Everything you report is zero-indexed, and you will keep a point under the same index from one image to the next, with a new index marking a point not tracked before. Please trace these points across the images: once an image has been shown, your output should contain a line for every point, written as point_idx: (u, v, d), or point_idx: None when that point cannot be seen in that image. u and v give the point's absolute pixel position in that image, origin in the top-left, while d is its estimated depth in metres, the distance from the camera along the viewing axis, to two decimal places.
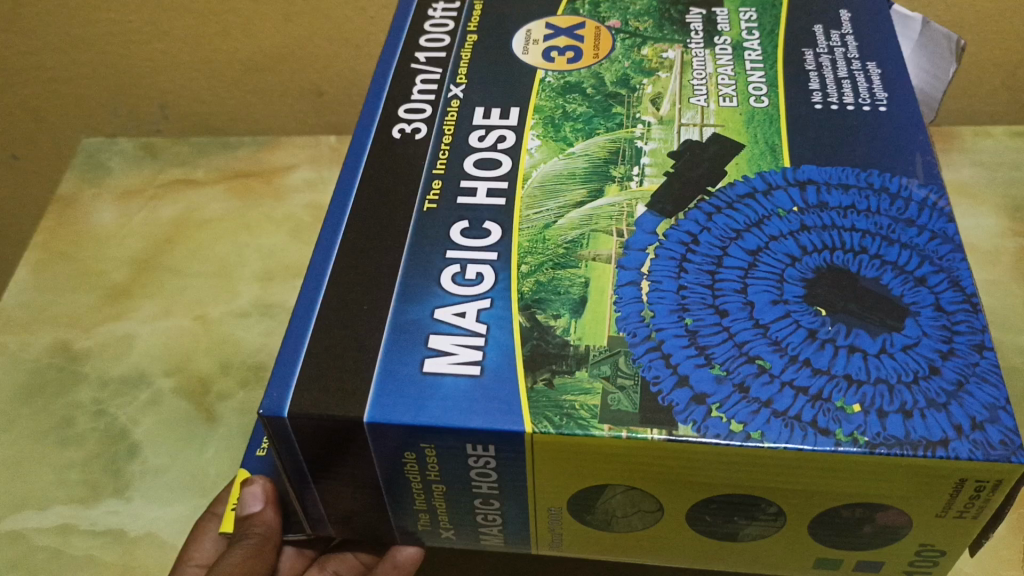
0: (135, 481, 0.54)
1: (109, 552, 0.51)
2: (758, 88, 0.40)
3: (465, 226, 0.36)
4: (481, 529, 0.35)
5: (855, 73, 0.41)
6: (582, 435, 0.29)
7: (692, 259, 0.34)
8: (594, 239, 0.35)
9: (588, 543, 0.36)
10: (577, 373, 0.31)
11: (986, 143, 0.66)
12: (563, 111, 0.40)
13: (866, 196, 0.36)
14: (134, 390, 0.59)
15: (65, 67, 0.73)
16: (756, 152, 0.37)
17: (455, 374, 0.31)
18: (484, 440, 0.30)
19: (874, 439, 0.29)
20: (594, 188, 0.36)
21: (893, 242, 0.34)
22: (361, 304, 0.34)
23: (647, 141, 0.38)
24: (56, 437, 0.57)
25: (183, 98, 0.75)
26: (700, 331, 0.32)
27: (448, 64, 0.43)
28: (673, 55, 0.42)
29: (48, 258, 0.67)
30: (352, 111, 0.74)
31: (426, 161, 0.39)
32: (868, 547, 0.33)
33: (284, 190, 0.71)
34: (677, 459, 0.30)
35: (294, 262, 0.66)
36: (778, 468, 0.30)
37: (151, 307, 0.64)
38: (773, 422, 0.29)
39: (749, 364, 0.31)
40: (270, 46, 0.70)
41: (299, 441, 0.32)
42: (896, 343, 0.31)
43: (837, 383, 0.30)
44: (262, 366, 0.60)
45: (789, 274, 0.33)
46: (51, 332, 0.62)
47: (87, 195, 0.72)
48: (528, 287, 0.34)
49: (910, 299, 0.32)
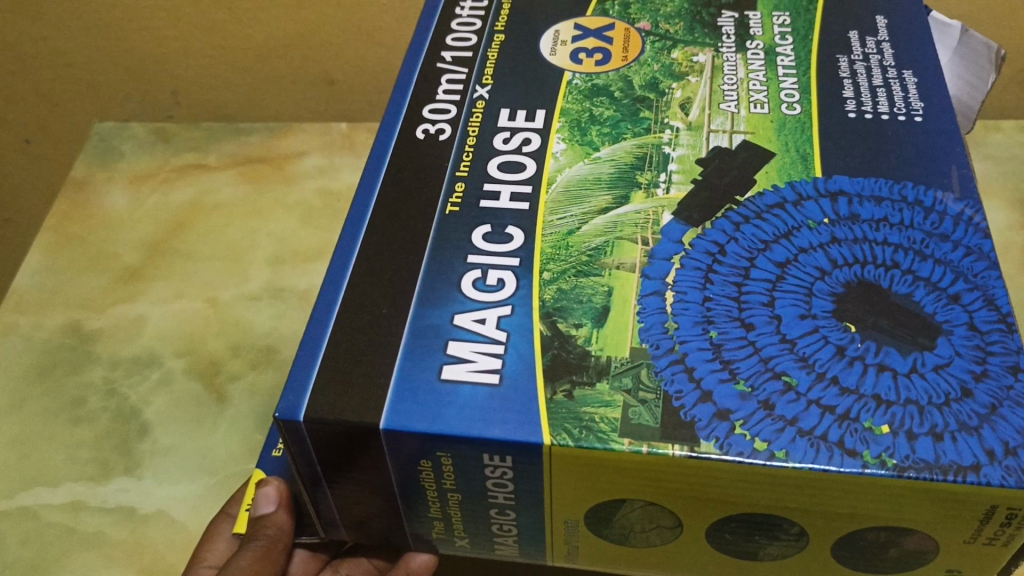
0: (146, 460, 0.54)
1: (120, 529, 0.51)
2: (790, 95, 0.39)
3: (487, 230, 0.35)
4: (496, 539, 0.35)
5: (891, 81, 0.40)
6: (602, 449, 0.29)
7: (718, 271, 0.33)
8: (618, 247, 0.34)
9: (605, 557, 0.35)
10: (597, 386, 0.30)
11: (996, 137, 0.64)
12: (589, 115, 0.39)
13: (900, 209, 0.35)
14: (145, 370, 0.58)
15: (79, 49, 0.72)
16: (787, 160, 0.37)
17: (474, 382, 0.31)
18: (502, 451, 0.30)
19: (903, 462, 0.28)
20: (620, 194, 0.36)
21: (926, 257, 0.33)
22: (381, 308, 0.33)
23: (675, 147, 0.37)
24: (68, 415, 0.56)
25: (197, 84, 0.74)
26: (724, 345, 0.31)
27: (474, 64, 0.42)
28: (703, 59, 0.42)
29: (61, 239, 0.67)
30: (364, 97, 0.73)
31: (450, 162, 0.38)
32: (895, 569, 0.33)
33: (296, 176, 0.70)
34: (698, 476, 0.29)
35: (305, 247, 0.66)
36: (802, 489, 0.29)
37: (163, 289, 0.63)
38: (798, 442, 0.29)
39: (775, 381, 0.30)
40: (284, 33, 0.70)
41: (314, 446, 0.31)
42: (928, 363, 0.30)
43: (865, 403, 0.29)
44: (272, 348, 0.59)
45: (818, 288, 0.32)
46: (63, 312, 0.62)
47: (100, 176, 0.71)
48: (549, 295, 0.33)
49: (943, 318, 0.32)
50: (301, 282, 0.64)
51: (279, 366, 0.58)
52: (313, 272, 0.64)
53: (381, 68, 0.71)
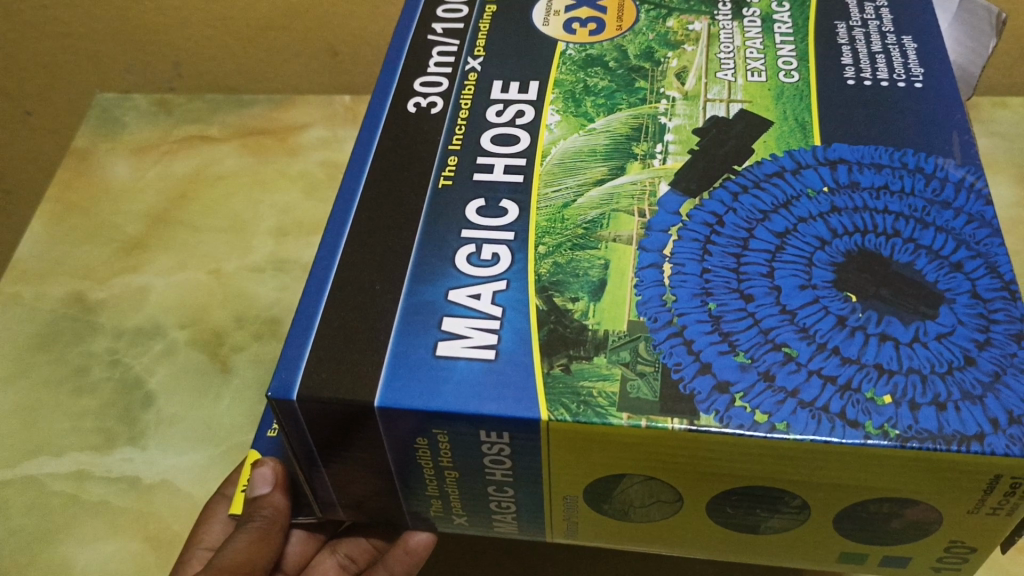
0: (150, 429, 0.54)
1: (125, 499, 0.51)
2: (787, 63, 0.39)
3: (481, 204, 0.35)
4: (495, 516, 0.35)
5: (890, 48, 0.39)
6: (599, 424, 0.29)
7: (716, 242, 0.33)
8: (614, 219, 0.34)
9: (606, 534, 0.35)
10: (595, 359, 0.30)
11: (1002, 114, 0.63)
12: (583, 86, 0.39)
13: (900, 176, 0.34)
14: (148, 341, 0.58)
15: (78, 19, 0.72)
16: (786, 129, 0.36)
17: (469, 358, 0.31)
18: (498, 427, 0.30)
19: (905, 433, 0.28)
20: (616, 166, 0.35)
21: (928, 224, 0.33)
22: (374, 284, 0.33)
23: (671, 117, 0.37)
24: (72, 385, 0.56)
25: (197, 55, 0.74)
26: (723, 317, 0.31)
27: (465, 36, 0.42)
28: (699, 27, 0.41)
29: (63, 210, 0.67)
30: (366, 70, 0.73)
31: (443, 136, 0.37)
32: (900, 541, 0.33)
33: (298, 147, 0.70)
34: (697, 450, 0.29)
35: (308, 219, 0.65)
36: (802, 460, 0.29)
37: (166, 260, 0.63)
38: (799, 413, 0.28)
39: (775, 352, 0.30)
40: (285, 3, 0.69)
41: (308, 424, 0.31)
42: (930, 332, 0.30)
43: (867, 373, 0.29)
44: (276, 320, 0.59)
45: (818, 258, 0.32)
46: (65, 283, 0.62)
47: (101, 147, 0.71)
48: (545, 269, 0.33)
49: (945, 286, 0.31)
50: (305, 254, 0.63)
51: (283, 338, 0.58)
52: (317, 245, 0.64)
53: (384, 41, 0.70)
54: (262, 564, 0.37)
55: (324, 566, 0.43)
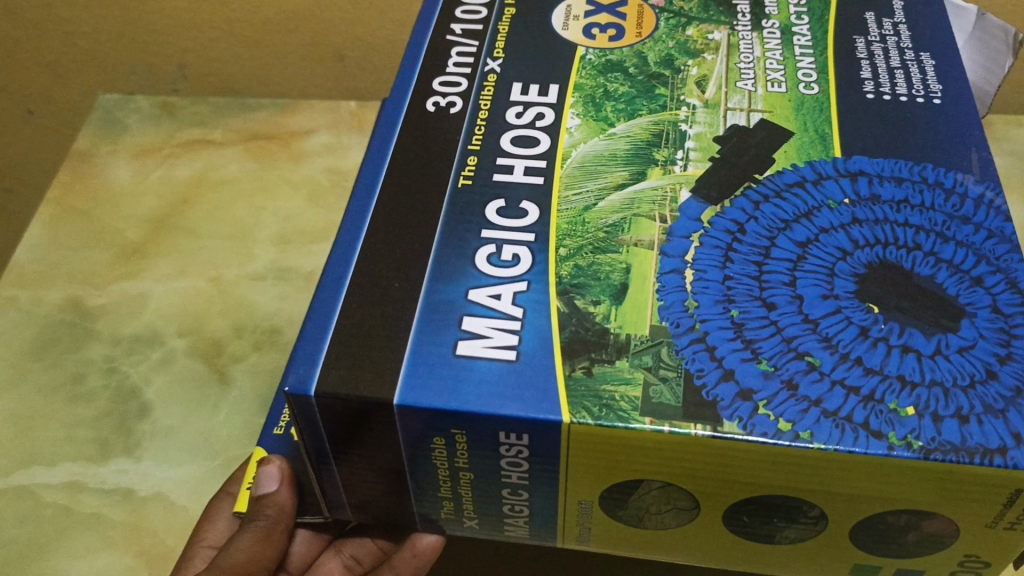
0: (146, 440, 0.53)
1: (118, 511, 0.51)
2: (807, 75, 0.39)
3: (501, 205, 0.35)
4: (507, 520, 0.35)
5: (908, 63, 0.39)
6: (622, 427, 0.28)
7: (738, 249, 0.33)
8: (635, 224, 0.34)
9: (615, 540, 0.35)
10: (618, 363, 0.30)
11: (1016, 133, 0.63)
12: (603, 90, 0.39)
13: (920, 190, 0.34)
14: (146, 349, 0.58)
15: (84, 19, 0.71)
16: (806, 140, 0.36)
17: (490, 358, 0.30)
18: (519, 428, 0.29)
19: (929, 444, 0.28)
20: (636, 170, 0.35)
21: (948, 239, 0.33)
22: (392, 282, 0.33)
23: (691, 125, 0.37)
24: (68, 393, 0.56)
25: (203, 58, 0.73)
26: (745, 324, 0.31)
27: (484, 37, 0.42)
28: (718, 37, 0.41)
29: (62, 213, 0.66)
30: (374, 75, 0.73)
31: (462, 135, 0.37)
32: (914, 554, 0.32)
33: (303, 153, 0.70)
34: (719, 456, 0.29)
35: (312, 227, 0.65)
36: (824, 470, 0.29)
37: (166, 266, 0.63)
38: (823, 422, 0.28)
39: (798, 361, 0.30)
40: (294, 9, 0.69)
41: (324, 420, 0.31)
42: (952, 345, 0.30)
43: (890, 385, 0.29)
44: (277, 330, 0.59)
45: (840, 268, 0.32)
46: (63, 288, 0.61)
47: (102, 150, 0.70)
48: (566, 271, 0.32)
49: (966, 300, 0.31)
50: (307, 262, 0.63)
51: (283, 349, 0.58)
52: (318, 253, 0.64)
53: (391, 47, 0.70)
54: (267, 564, 0.37)
55: (329, 566, 0.44)
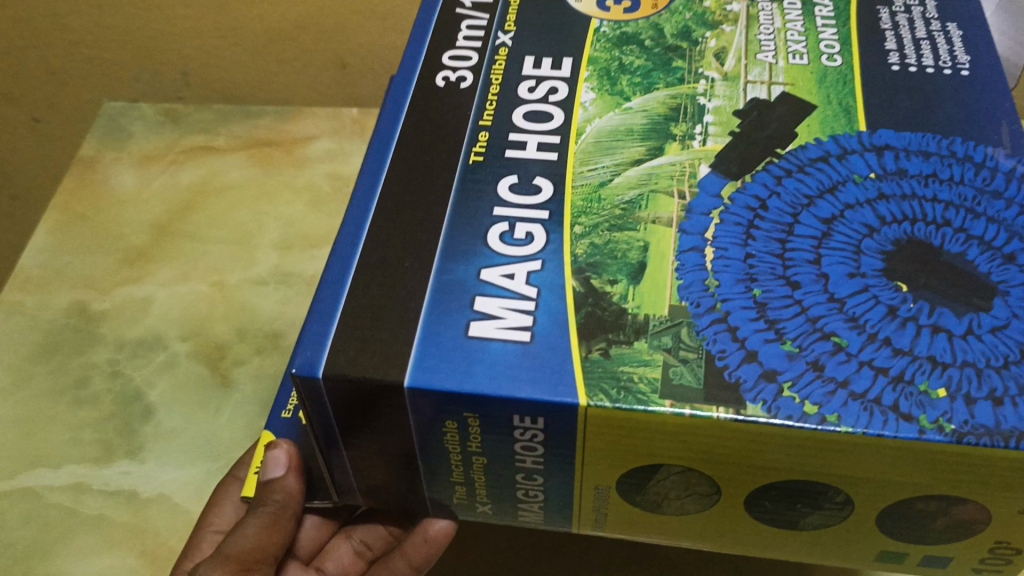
0: (149, 443, 0.52)
1: (122, 512, 0.49)
2: (830, 46, 0.38)
3: (513, 181, 0.33)
4: (521, 505, 0.33)
5: (935, 34, 0.38)
6: (641, 410, 0.27)
7: (760, 226, 0.31)
8: (653, 200, 0.32)
9: (629, 524, 0.33)
10: (636, 343, 0.28)
11: None
12: (618, 64, 0.37)
13: (949, 165, 0.33)
14: (150, 352, 0.57)
15: (88, 27, 0.70)
16: (830, 113, 0.35)
17: (503, 339, 0.29)
18: (533, 412, 0.28)
19: (962, 428, 0.26)
20: (653, 146, 0.34)
21: (979, 214, 0.31)
22: (402, 261, 0.31)
23: (711, 98, 0.36)
24: (71, 396, 0.54)
25: (207, 65, 0.72)
26: (768, 304, 0.29)
27: (495, 10, 0.41)
28: (737, 8, 0.40)
29: (66, 219, 0.65)
30: (376, 82, 0.72)
31: (473, 111, 0.36)
32: (941, 540, 0.31)
33: (305, 159, 0.69)
34: (742, 440, 0.28)
35: (314, 231, 0.64)
36: (852, 454, 0.27)
37: (170, 271, 0.62)
38: (850, 405, 0.27)
39: (823, 341, 0.28)
40: (297, 15, 0.68)
41: (331, 404, 0.30)
42: (985, 324, 0.29)
43: (921, 365, 0.28)
44: (279, 334, 0.58)
45: (866, 245, 0.31)
46: (67, 292, 0.60)
47: (107, 157, 0.69)
48: (581, 250, 0.31)
49: (999, 277, 0.30)
50: (308, 267, 0.62)
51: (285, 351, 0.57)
52: (320, 258, 0.62)
53: (393, 54, 0.69)
54: (271, 553, 0.36)
55: (337, 552, 0.42)
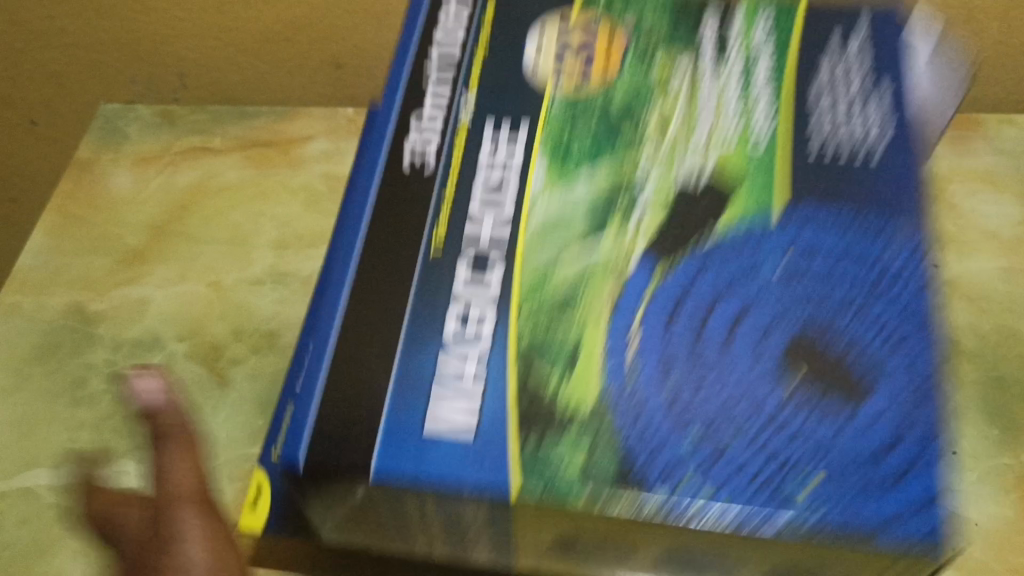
0: (146, 442, 0.54)
1: (118, 511, 0.51)
2: (759, 126, 0.46)
3: (469, 274, 0.42)
4: (464, 518, 0.39)
5: (852, 121, 0.46)
6: (559, 500, 0.36)
7: (680, 321, 0.40)
8: (586, 292, 0.40)
9: (554, 529, 0.39)
10: (562, 440, 0.37)
11: (1008, 130, 0.68)
12: (575, 145, 0.46)
13: (846, 270, 0.41)
14: (146, 353, 0.59)
15: (83, 30, 0.72)
16: (750, 207, 0.43)
17: (453, 435, 0.37)
18: (479, 500, 0.37)
19: (816, 525, 0.35)
20: (594, 234, 0.42)
21: (860, 316, 0.39)
22: (372, 346, 0.40)
23: (643, 189, 0.44)
24: (69, 397, 0.56)
25: (200, 66, 0.74)
26: (676, 400, 0.38)
27: (460, 69, 0.50)
28: (680, 84, 0.49)
29: (65, 220, 0.67)
30: (369, 82, 0.73)
31: (432, 201, 0.45)
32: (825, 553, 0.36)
33: (300, 160, 0.70)
34: (637, 526, 0.37)
35: (311, 231, 0.66)
36: (732, 539, 0.36)
37: (166, 271, 0.64)
38: (731, 504, 0.35)
39: (715, 447, 0.37)
40: (290, 16, 0.70)
41: (305, 482, 0.38)
42: (851, 425, 0.37)
43: (789, 472, 0.36)
44: (275, 334, 0.60)
45: (760, 343, 0.39)
46: (66, 294, 0.62)
47: (104, 159, 0.71)
48: (524, 339, 0.39)
49: (870, 375, 0.38)
50: (304, 268, 0.64)
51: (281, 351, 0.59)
52: (317, 258, 0.64)
53: (386, 52, 0.70)
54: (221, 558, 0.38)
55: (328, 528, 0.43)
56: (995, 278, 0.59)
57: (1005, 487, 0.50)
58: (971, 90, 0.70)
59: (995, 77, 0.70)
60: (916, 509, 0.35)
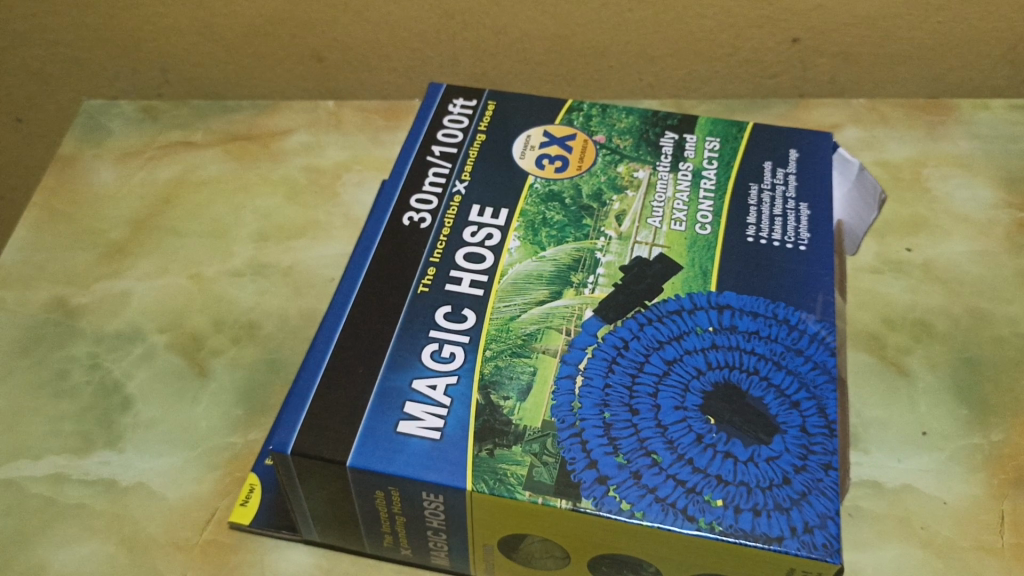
0: (128, 433, 0.54)
1: (100, 501, 0.52)
2: (704, 217, 0.50)
3: (447, 310, 0.45)
4: (429, 518, 0.42)
5: (788, 212, 0.50)
6: (507, 496, 0.38)
7: (620, 362, 0.43)
8: (546, 335, 0.43)
9: (502, 530, 0.41)
10: (513, 447, 0.40)
11: (982, 115, 0.71)
12: (542, 218, 0.49)
13: (770, 325, 0.44)
14: (128, 344, 0.59)
15: (65, 27, 0.69)
16: (691, 275, 0.46)
17: (420, 436, 0.40)
18: (437, 491, 0.39)
19: (727, 529, 0.37)
20: (555, 290, 0.45)
21: (782, 368, 0.43)
22: (358, 367, 0.43)
23: (605, 253, 0.47)
24: (51, 389, 0.57)
25: (184, 63, 0.72)
26: (613, 424, 0.41)
27: (457, 160, 0.53)
28: (642, 175, 0.52)
29: (47, 215, 0.67)
30: (352, 75, 0.72)
31: (426, 249, 0.48)
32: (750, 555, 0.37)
33: (281, 153, 0.71)
34: (576, 525, 0.39)
35: (290, 223, 0.67)
36: (657, 540, 0.38)
37: (147, 265, 0.64)
38: (654, 505, 0.38)
39: (646, 457, 0.40)
40: (271, 11, 0.67)
41: (295, 466, 0.40)
42: (763, 454, 0.40)
43: (708, 481, 0.39)
44: (255, 324, 0.60)
45: (692, 385, 0.42)
46: (49, 288, 0.62)
47: (86, 154, 0.71)
48: (488, 369, 0.42)
49: (783, 419, 0.41)
50: (284, 258, 0.64)
51: (261, 342, 0.59)
52: (297, 249, 0.65)
53: (368, 46, 0.69)
54: None
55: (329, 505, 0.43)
56: (966, 260, 0.62)
57: (973, 466, 0.51)
58: (958, 81, 0.70)
59: (988, 77, 0.70)
60: (821, 517, 0.38)
